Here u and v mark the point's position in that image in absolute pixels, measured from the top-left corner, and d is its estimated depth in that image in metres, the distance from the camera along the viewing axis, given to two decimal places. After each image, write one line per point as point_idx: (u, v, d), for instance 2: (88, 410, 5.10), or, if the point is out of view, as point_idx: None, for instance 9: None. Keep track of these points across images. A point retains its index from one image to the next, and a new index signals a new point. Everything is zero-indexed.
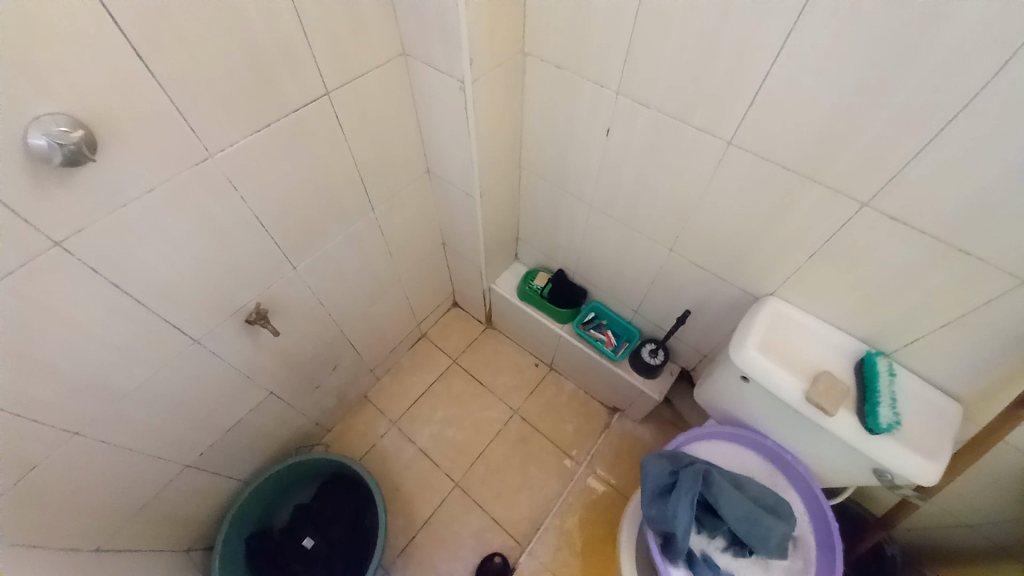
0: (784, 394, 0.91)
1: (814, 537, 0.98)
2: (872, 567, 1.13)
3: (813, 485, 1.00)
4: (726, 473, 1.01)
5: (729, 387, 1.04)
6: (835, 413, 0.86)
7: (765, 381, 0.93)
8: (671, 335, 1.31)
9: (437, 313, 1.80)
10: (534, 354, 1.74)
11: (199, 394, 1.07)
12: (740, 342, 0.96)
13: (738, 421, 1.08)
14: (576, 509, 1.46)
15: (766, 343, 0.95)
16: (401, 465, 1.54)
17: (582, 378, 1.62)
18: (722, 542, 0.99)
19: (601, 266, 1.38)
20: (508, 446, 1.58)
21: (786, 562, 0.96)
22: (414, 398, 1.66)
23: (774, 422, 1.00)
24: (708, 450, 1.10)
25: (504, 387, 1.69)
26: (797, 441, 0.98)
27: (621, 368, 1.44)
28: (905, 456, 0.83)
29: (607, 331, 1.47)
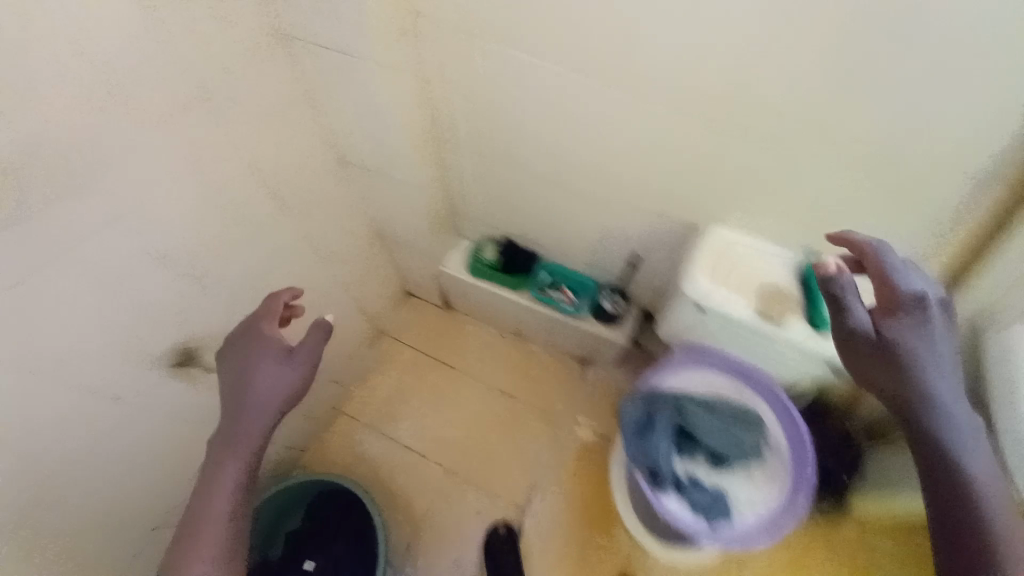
0: (738, 317, 0.95)
1: (788, 439, 1.03)
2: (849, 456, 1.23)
3: (778, 392, 1.04)
4: (696, 399, 1.06)
5: (687, 320, 1.05)
6: (784, 323, 0.93)
7: (718, 308, 0.96)
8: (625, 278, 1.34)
9: (391, 307, 1.74)
10: (500, 327, 1.71)
11: (155, 442, 1.02)
12: (688, 277, 0.98)
13: (705, 346, 1.07)
14: None
15: (713, 273, 0.98)
16: (389, 466, 1.51)
17: (550, 339, 1.62)
18: (706, 464, 1.04)
19: (545, 225, 1.35)
20: (493, 422, 1.58)
21: (765, 466, 1.03)
22: (386, 398, 1.61)
23: (732, 344, 1.03)
24: (677, 382, 1.09)
25: (475, 366, 1.67)
26: (759, 358, 1.03)
27: (584, 321, 1.47)
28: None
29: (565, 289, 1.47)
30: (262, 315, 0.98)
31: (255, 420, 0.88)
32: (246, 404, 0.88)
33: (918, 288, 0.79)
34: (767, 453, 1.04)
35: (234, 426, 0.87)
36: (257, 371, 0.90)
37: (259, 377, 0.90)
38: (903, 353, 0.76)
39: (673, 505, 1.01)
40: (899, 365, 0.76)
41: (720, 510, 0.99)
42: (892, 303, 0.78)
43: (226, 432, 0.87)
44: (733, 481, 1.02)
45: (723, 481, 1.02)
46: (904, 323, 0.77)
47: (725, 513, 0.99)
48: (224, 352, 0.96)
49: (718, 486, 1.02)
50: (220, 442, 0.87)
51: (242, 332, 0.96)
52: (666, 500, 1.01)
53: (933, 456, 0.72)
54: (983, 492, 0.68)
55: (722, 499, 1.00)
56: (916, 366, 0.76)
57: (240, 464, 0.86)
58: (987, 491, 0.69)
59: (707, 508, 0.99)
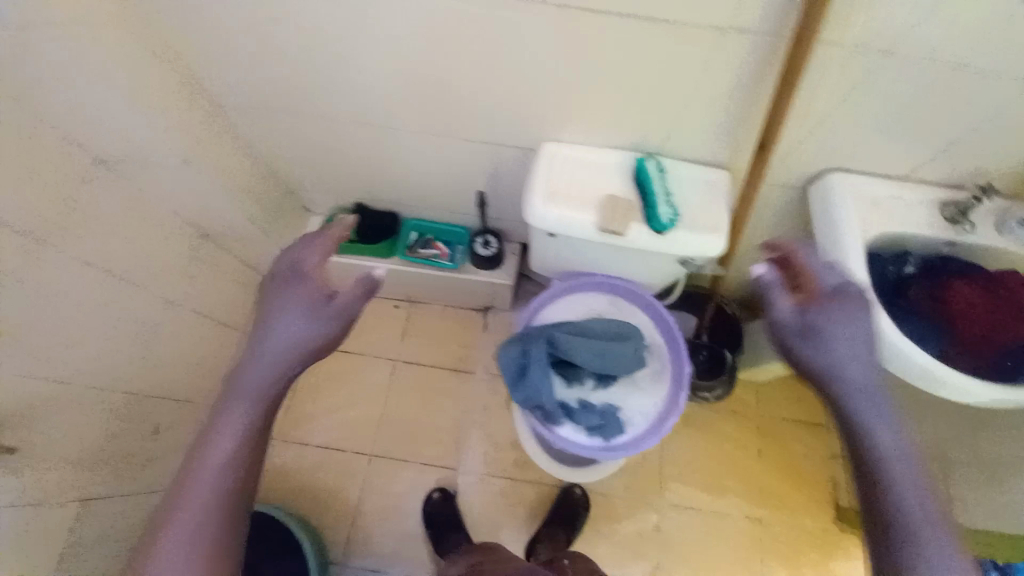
0: (583, 233, 0.89)
1: (661, 336, 1.06)
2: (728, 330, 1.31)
3: (643, 293, 1.06)
4: (569, 325, 1.02)
5: (545, 245, 1.01)
6: (625, 231, 0.87)
7: (559, 228, 0.90)
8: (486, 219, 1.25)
9: None
10: (389, 297, 1.62)
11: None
12: (527, 199, 0.90)
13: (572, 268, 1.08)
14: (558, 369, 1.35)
15: (551, 192, 0.91)
16: (305, 471, 1.43)
17: (442, 296, 1.56)
18: (593, 385, 1.02)
19: (386, 180, 1.22)
20: (404, 394, 1.53)
21: (648, 369, 1.04)
22: (286, 404, 1.50)
23: (592, 257, 1.02)
24: (555, 311, 1.08)
25: (373, 344, 1.58)
26: (619, 266, 1.02)
27: (466, 272, 1.37)
28: (692, 241, 0.88)
29: (439, 243, 1.35)
30: (303, 247, 0.75)
31: (297, 361, 0.69)
32: (269, 338, 0.69)
33: (837, 282, 0.72)
34: (647, 355, 1.05)
35: (240, 373, 0.68)
36: (289, 289, 0.72)
37: (287, 325, 0.69)
38: (823, 347, 0.66)
39: (569, 435, 0.99)
40: (820, 364, 0.66)
41: (613, 428, 0.99)
42: (817, 293, 0.70)
43: (218, 396, 0.67)
44: (621, 394, 1.02)
45: (612, 397, 1.02)
46: (817, 310, 0.68)
47: (618, 428, 0.99)
48: (273, 279, 0.73)
49: (608, 404, 1.01)
50: (229, 389, 0.68)
51: (291, 273, 0.73)
52: (560, 433, 1.00)
53: (861, 454, 0.61)
54: (906, 502, 0.57)
55: (614, 414, 1.00)
56: (851, 367, 0.65)
57: (254, 403, 0.67)
58: (913, 499, 0.57)
59: (600, 427, 0.99)
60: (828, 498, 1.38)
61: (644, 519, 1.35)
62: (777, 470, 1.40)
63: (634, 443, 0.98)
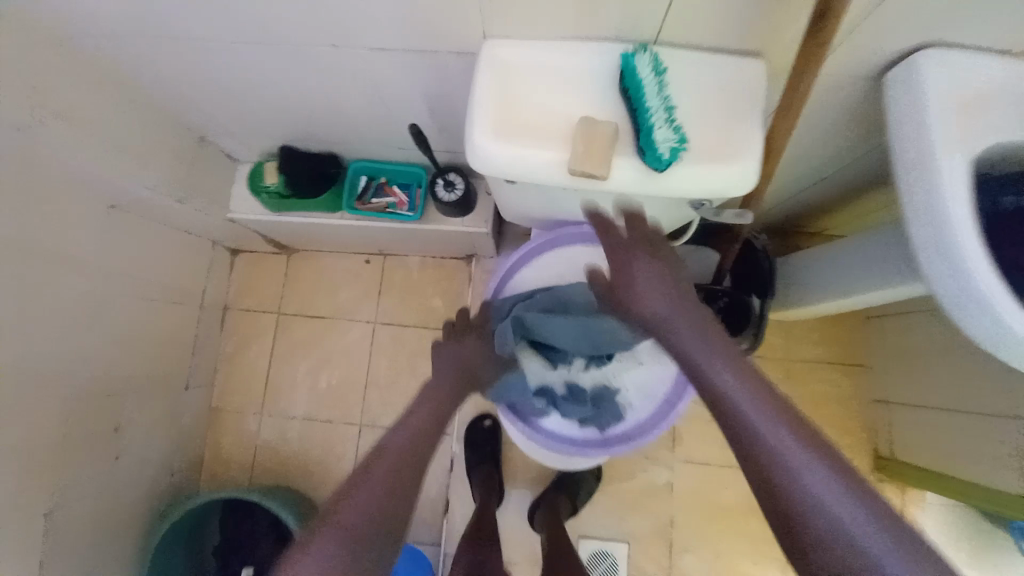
0: (546, 180, 0.64)
1: None
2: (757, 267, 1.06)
3: None
4: (544, 296, 0.82)
5: (509, 187, 0.76)
6: (609, 174, 0.62)
7: (516, 174, 0.65)
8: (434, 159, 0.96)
9: (220, 276, 1.42)
10: (358, 251, 1.43)
11: None
12: (470, 137, 0.64)
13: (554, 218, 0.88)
14: None
15: (499, 122, 0.64)
16: (296, 443, 1.37)
17: (415, 247, 1.34)
18: (584, 366, 0.84)
19: (308, 116, 0.95)
20: (387, 358, 1.39)
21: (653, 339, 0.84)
22: (265, 376, 1.41)
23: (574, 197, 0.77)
24: (536, 271, 0.90)
25: (347, 306, 1.42)
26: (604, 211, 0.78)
27: (430, 222, 1.12)
28: (704, 177, 0.62)
29: (393, 189, 1.10)
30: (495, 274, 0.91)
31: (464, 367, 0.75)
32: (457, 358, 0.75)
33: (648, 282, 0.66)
34: None
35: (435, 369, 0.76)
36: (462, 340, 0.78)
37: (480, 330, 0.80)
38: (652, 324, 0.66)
39: (556, 425, 0.85)
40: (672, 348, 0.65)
41: (610, 415, 0.82)
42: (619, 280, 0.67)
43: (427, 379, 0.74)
44: (620, 372, 0.84)
45: (608, 378, 0.84)
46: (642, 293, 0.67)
47: (615, 416, 0.83)
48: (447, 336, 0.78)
49: (604, 386, 0.84)
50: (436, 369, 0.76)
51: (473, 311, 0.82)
52: (546, 424, 0.85)
53: (751, 449, 0.54)
54: (806, 481, 0.50)
55: (610, 400, 0.83)
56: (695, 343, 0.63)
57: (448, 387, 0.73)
58: (817, 482, 0.50)
59: (593, 416, 0.83)
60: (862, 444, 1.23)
61: (653, 476, 1.24)
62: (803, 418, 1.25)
63: (633, 431, 0.82)
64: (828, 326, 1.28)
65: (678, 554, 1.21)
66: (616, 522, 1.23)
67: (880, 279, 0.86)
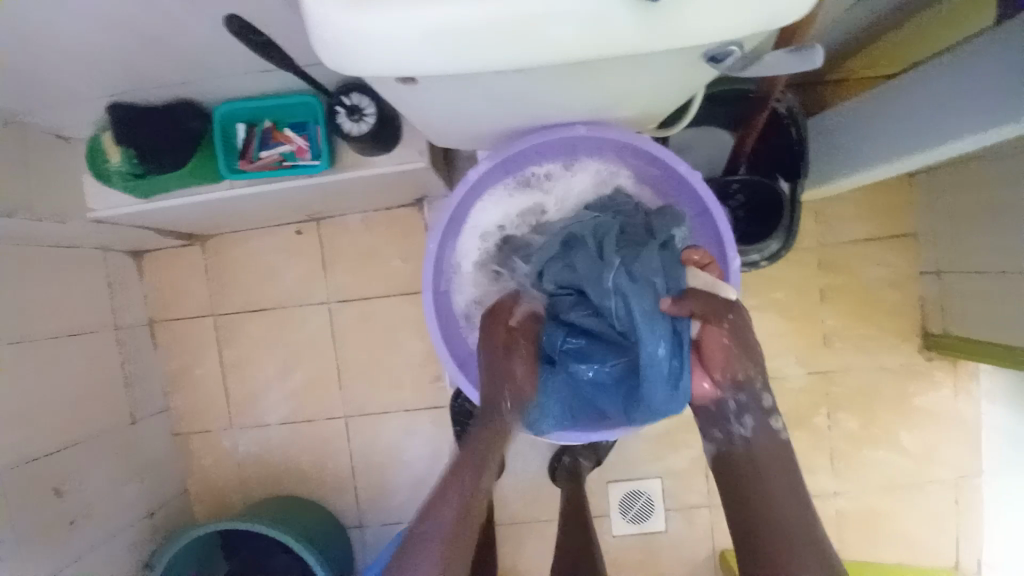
0: (472, 66, 0.44)
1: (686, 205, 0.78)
2: (778, 159, 0.85)
3: (656, 150, 0.73)
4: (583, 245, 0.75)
5: (428, 96, 0.53)
6: (584, 36, 0.42)
7: (427, 63, 0.44)
8: (306, 77, 0.72)
9: (129, 288, 1.17)
10: (287, 222, 1.17)
11: None
12: (324, 15, 0.41)
13: (517, 130, 0.70)
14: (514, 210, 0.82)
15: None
16: (280, 451, 1.21)
17: (347, 204, 1.07)
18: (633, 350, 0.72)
19: (121, 41, 0.64)
20: (355, 336, 1.19)
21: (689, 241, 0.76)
22: (224, 387, 1.21)
23: (515, 83, 0.53)
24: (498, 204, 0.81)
25: (291, 289, 1.19)
26: (590, 102, 0.61)
27: (344, 172, 0.82)
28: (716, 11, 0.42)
29: (285, 134, 0.81)
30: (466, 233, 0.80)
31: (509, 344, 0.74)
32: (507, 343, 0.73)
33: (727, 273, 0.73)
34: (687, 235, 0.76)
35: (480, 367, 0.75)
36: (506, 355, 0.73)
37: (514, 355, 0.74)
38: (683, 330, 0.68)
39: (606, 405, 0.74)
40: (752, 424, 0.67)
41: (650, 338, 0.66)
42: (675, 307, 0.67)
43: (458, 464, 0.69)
44: (647, 259, 0.70)
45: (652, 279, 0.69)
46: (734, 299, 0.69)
47: (665, 326, 0.66)
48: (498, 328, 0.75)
49: (630, 287, 0.68)
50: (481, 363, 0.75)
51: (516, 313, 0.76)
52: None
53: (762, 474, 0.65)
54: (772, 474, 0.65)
55: (644, 311, 0.67)
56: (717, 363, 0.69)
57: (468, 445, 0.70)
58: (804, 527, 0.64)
59: (648, 354, 0.66)
60: (912, 324, 1.06)
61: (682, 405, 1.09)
62: (842, 308, 1.07)
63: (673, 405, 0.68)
64: (861, 199, 1.07)
65: None
66: (649, 460, 1.09)
67: (859, 164, 0.87)
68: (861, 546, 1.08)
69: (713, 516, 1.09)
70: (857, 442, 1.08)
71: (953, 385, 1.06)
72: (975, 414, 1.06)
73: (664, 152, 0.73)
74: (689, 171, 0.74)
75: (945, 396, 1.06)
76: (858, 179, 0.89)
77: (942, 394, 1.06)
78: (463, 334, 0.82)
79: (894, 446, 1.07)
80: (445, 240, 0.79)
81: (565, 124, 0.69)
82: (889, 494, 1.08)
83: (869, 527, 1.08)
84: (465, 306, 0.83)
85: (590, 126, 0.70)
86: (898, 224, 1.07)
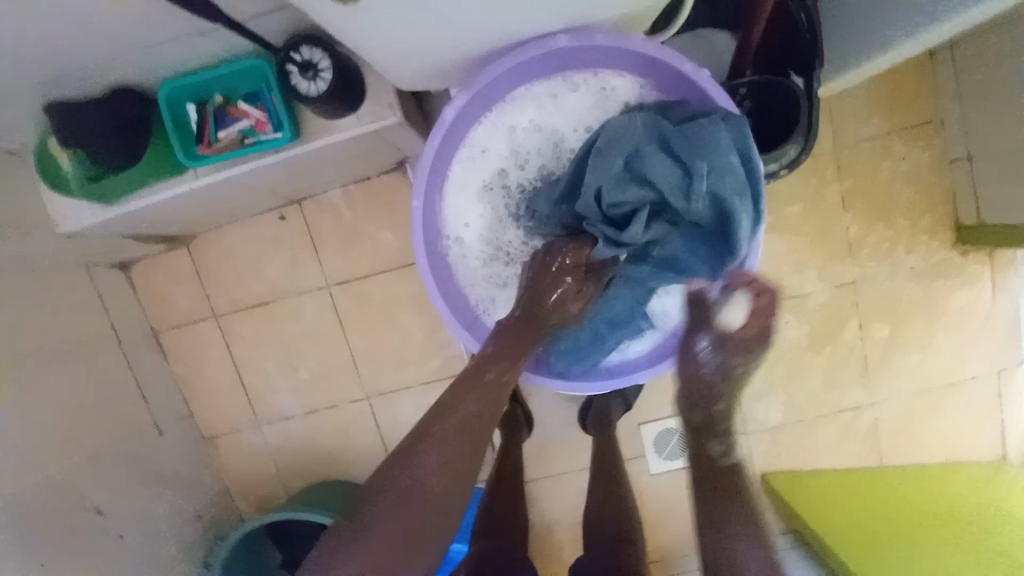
0: None
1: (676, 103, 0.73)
2: (788, 50, 0.76)
3: (653, 49, 0.66)
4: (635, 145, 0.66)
5: (378, 10, 0.45)
6: None
7: None
8: (244, 32, 0.64)
9: (123, 300, 1.13)
10: (268, 208, 1.11)
11: None
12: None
13: (488, 54, 0.62)
14: (504, 138, 0.74)
15: None
16: (309, 440, 1.21)
17: (327, 178, 1.01)
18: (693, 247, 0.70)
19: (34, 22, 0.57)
20: (360, 317, 1.15)
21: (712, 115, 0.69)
22: (240, 386, 1.20)
23: None
24: (485, 134, 0.74)
25: (287, 278, 1.15)
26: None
27: (312, 139, 0.75)
28: None
29: (240, 107, 0.73)
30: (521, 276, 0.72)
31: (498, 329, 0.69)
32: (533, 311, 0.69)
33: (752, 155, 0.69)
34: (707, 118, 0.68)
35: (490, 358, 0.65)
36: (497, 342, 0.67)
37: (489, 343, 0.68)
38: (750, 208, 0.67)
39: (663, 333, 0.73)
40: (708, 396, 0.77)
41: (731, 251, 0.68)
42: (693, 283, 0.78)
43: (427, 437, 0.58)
44: (723, 145, 0.63)
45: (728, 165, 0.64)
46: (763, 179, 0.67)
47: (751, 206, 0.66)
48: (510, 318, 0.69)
49: (722, 190, 0.64)
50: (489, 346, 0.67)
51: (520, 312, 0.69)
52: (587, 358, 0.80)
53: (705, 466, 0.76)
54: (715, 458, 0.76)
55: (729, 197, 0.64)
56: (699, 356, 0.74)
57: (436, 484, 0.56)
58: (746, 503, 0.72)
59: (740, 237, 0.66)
60: (941, 219, 0.99)
61: None
62: (865, 212, 1.00)
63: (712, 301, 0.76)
64: (877, 89, 0.97)
65: (753, 405, 1.07)
66: None
67: (877, 43, 0.77)
68: (902, 452, 1.06)
69: (748, 443, 1.08)
70: (891, 349, 1.03)
71: (989, 278, 1.00)
72: (1014, 304, 1.01)
73: (664, 49, 0.66)
74: (696, 68, 0.67)
75: (983, 289, 1.01)
76: (877, 63, 0.79)
77: (978, 289, 1.01)
78: (465, 294, 0.77)
79: (930, 348, 1.03)
80: (430, 192, 0.73)
81: (542, 36, 0.61)
82: (928, 396, 1.05)
83: (909, 432, 1.06)
84: (466, 260, 0.77)
85: (572, 34, 0.61)
86: (920, 111, 0.97)
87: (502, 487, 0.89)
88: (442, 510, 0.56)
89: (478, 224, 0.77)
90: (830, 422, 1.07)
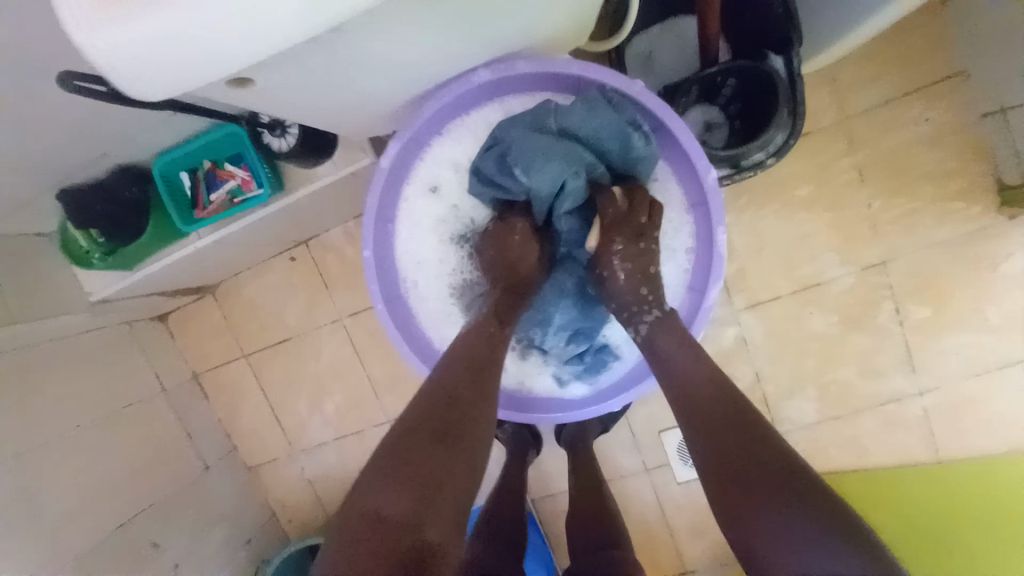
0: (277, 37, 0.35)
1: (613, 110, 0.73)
2: (762, 31, 0.70)
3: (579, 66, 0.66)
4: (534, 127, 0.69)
5: (280, 90, 0.46)
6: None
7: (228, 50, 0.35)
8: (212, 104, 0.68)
9: (164, 350, 1.23)
10: (278, 251, 1.17)
11: None
12: (83, 40, 0.33)
13: (417, 99, 0.64)
14: (445, 172, 0.76)
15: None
16: (341, 466, 1.26)
17: (325, 219, 1.05)
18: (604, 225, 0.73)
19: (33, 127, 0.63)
20: (374, 345, 1.19)
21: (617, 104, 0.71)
22: (275, 420, 1.27)
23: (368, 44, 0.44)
24: (427, 171, 0.77)
25: (304, 315, 1.21)
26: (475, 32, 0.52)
27: (293, 190, 0.79)
28: None
29: (225, 170, 0.78)
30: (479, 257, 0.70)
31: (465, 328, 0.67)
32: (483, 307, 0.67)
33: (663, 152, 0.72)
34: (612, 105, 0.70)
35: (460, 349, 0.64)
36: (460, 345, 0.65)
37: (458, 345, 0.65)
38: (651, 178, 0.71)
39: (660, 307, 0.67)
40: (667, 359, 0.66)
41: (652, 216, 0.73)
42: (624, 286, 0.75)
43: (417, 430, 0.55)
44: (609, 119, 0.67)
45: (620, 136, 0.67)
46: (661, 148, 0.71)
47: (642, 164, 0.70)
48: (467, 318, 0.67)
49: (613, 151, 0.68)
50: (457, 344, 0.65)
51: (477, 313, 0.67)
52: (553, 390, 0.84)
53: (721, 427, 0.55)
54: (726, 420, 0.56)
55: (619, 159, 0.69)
56: (666, 351, 0.63)
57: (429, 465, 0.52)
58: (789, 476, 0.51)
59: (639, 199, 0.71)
60: (980, 181, 0.88)
61: (719, 335, 1.00)
62: (887, 184, 0.91)
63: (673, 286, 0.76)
64: (885, 49, 0.88)
65: (784, 403, 1.00)
66: None
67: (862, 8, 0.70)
68: (961, 442, 0.95)
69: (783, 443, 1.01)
70: (935, 330, 0.93)
71: None
72: None
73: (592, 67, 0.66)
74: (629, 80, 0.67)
75: None
76: (864, 32, 0.71)
77: None
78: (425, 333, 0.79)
79: (981, 326, 0.92)
80: (382, 238, 0.76)
81: (464, 74, 0.62)
82: (988, 379, 0.93)
83: (969, 420, 0.95)
84: (423, 299, 0.79)
85: (492, 67, 0.63)
86: (939, 65, 0.87)
87: (518, 509, 0.89)
88: (433, 496, 0.51)
89: (430, 263, 0.79)
90: (873, 415, 0.98)
